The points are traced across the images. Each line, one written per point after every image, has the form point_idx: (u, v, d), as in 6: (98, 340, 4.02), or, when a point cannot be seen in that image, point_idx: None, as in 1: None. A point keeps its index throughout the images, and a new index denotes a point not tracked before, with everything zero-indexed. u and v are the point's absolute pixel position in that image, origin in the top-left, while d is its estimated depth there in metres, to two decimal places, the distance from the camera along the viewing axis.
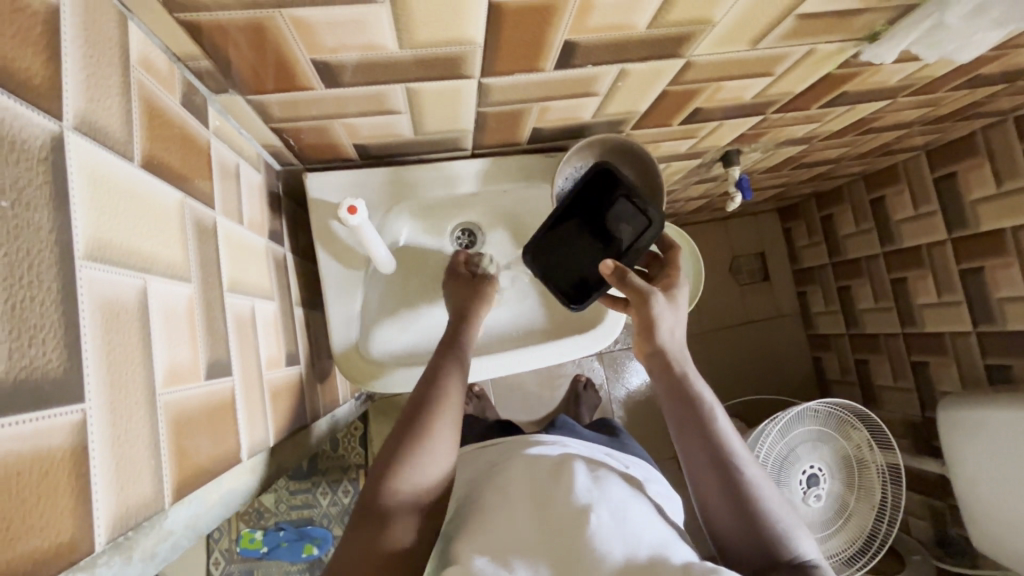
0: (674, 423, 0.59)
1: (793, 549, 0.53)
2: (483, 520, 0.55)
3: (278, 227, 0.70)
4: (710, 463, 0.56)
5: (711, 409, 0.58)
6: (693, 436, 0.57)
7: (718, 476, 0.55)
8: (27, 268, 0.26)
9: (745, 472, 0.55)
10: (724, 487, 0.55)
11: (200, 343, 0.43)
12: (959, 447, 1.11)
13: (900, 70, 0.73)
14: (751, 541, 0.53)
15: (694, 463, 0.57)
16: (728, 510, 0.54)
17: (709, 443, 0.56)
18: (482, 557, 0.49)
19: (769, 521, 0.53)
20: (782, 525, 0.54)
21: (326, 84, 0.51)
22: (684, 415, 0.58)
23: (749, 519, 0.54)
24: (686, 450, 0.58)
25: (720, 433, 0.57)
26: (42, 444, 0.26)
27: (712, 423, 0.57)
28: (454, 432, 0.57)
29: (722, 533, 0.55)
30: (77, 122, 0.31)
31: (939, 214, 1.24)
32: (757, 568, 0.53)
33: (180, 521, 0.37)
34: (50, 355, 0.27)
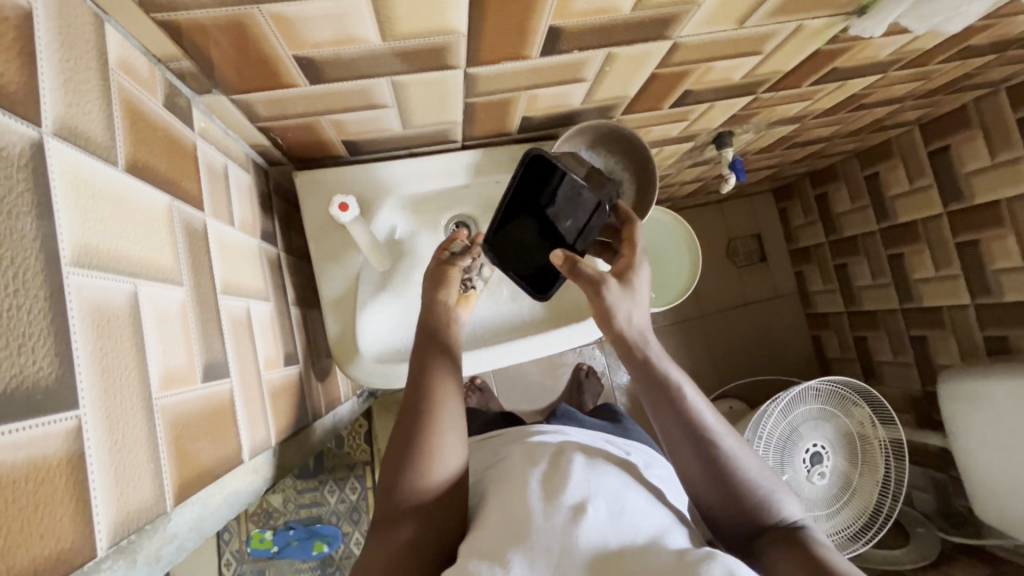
0: (648, 406, 0.59)
1: (778, 511, 0.54)
2: (482, 517, 0.55)
3: (271, 228, 0.70)
4: (685, 441, 0.56)
5: (680, 387, 0.57)
6: (667, 416, 0.57)
7: (697, 456, 0.55)
8: (13, 277, 0.26)
9: (722, 445, 0.55)
10: (705, 465, 0.55)
11: (196, 345, 0.43)
12: (960, 419, 1.11)
13: (890, 44, 0.72)
14: (739, 512, 0.54)
15: (672, 444, 0.57)
16: (709, 486, 0.55)
17: (682, 422, 0.56)
18: (477, 557, 0.49)
19: (750, 488, 0.54)
20: (765, 491, 0.54)
21: (311, 80, 0.51)
22: (655, 398, 0.58)
23: (733, 491, 0.54)
24: (662, 432, 0.58)
25: (694, 409, 0.56)
26: (37, 452, 0.26)
27: (685, 402, 0.57)
28: (461, 427, 0.57)
29: (707, 507, 0.56)
30: (56, 126, 0.31)
31: (933, 187, 1.24)
32: (747, 536, 0.54)
33: (184, 524, 0.37)
34: (41, 364, 0.27)
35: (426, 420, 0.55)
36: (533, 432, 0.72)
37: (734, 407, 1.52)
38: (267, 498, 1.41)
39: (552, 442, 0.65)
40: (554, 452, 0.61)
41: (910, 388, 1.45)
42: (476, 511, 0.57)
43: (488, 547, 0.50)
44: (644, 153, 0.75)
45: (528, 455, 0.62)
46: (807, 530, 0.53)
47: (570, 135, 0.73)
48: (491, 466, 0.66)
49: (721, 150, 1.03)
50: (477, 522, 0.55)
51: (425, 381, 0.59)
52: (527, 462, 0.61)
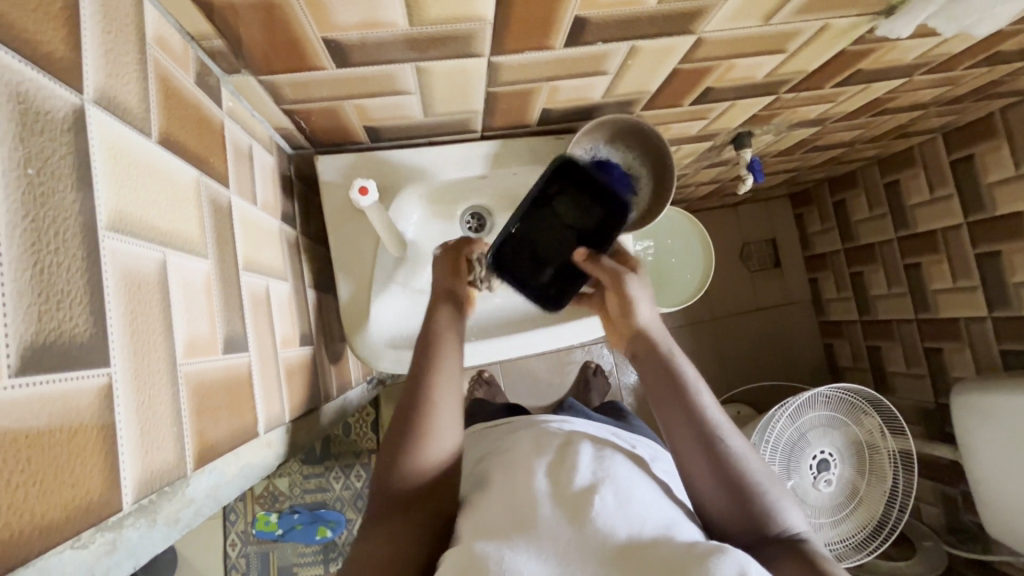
0: (657, 404, 0.59)
1: (781, 521, 0.53)
2: (486, 503, 0.56)
3: (291, 210, 0.71)
4: (693, 440, 0.55)
5: (691, 386, 0.58)
6: (675, 415, 0.57)
7: (701, 454, 0.55)
8: (53, 234, 0.27)
9: (729, 446, 0.55)
10: (712, 465, 0.54)
11: (217, 317, 0.44)
12: (971, 431, 1.10)
13: (917, 46, 0.71)
14: (743, 518, 0.53)
15: (678, 443, 0.57)
16: (711, 485, 0.55)
17: (691, 420, 0.56)
18: (483, 541, 0.49)
19: (756, 494, 0.54)
20: (771, 499, 0.54)
21: (337, 64, 0.52)
22: (665, 395, 0.58)
23: (738, 495, 0.54)
24: (666, 428, 0.58)
25: (703, 409, 0.57)
26: (71, 404, 0.27)
27: (695, 401, 0.57)
28: (458, 407, 0.57)
29: (710, 510, 0.55)
30: (97, 95, 0.32)
31: (955, 197, 1.22)
32: (750, 543, 0.53)
33: (200, 490, 0.38)
34: (77, 321, 0.28)
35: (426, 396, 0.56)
36: (539, 421, 0.72)
37: (742, 412, 1.51)
38: (273, 481, 1.42)
39: (558, 432, 0.65)
40: (560, 443, 0.62)
41: (922, 400, 1.43)
42: (479, 495, 0.58)
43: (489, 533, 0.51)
44: (648, 130, 0.74)
45: (533, 445, 0.63)
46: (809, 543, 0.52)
47: (574, 137, 0.74)
48: (494, 454, 0.67)
49: (740, 151, 1.03)
50: (480, 507, 0.55)
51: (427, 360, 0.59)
52: (531, 452, 0.61)
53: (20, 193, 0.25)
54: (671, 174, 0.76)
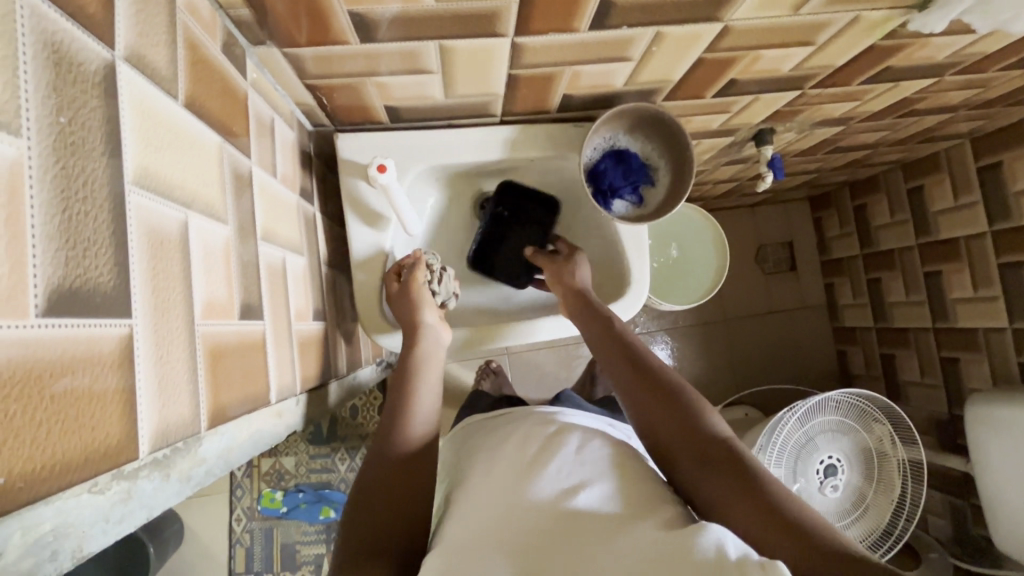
0: (606, 363, 0.68)
1: (720, 435, 0.56)
2: (477, 493, 0.57)
3: (309, 187, 0.71)
4: (633, 380, 0.63)
5: (631, 342, 0.68)
6: (618, 364, 0.66)
7: (642, 389, 0.62)
8: (82, 183, 0.27)
9: (664, 378, 0.62)
10: (652, 395, 0.61)
11: (235, 283, 0.44)
12: (984, 443, 1.08)
13: (950, 43, 0.70)
14: (684, 436, 0.57)
15: (622, 386, 0.64)
16: (654, 418, 0.59)
17: (630, 364, 0.65)
18: (460, 551, 0.49)
19: (693, 412, 0.58)
20: (709, 418, 0.58)
21: (362, 38, 0.52)
22: (610, 349, 0.68)
23: (676, 415, 0.58)
24: (615, 379, 0.65)
25: (639, 354, 0.66)
26: (93, 350, 0.27)
27: (634, 351, 0.66)
28: (437, 383, 0.66)
29: (660, 441, 0.59)
30: (127, 52, 0.32)
31: (980, 204, 1.20)
32: (697, 464, 0.55)
33: (212, 451, 0.39)
34: (102, 271, 0.28)
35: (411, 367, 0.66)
36: (538, 408, 0.72)
37: (750, 414, 1.50)
38: (280, 459, 1.44)
39: (548, 422, 0.66)
40: (550, 433, 0.63)
41: (935, 410, 1.41)
42: (470, 485, 0.59)
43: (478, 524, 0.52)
44: (670, 121, 0.72)
45: (523, 435, 0.64)
46: (757, 466, 0.53)
47: (594, 126, 0.74)
48: (485, 442, 0.68)
49: (761, 148, 1.01)
50: (471, 497, 0.56)
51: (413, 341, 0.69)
52: (520, 443, 0.62)
53: (52, 141, 0.26)
54: (690, 167, 0.75)
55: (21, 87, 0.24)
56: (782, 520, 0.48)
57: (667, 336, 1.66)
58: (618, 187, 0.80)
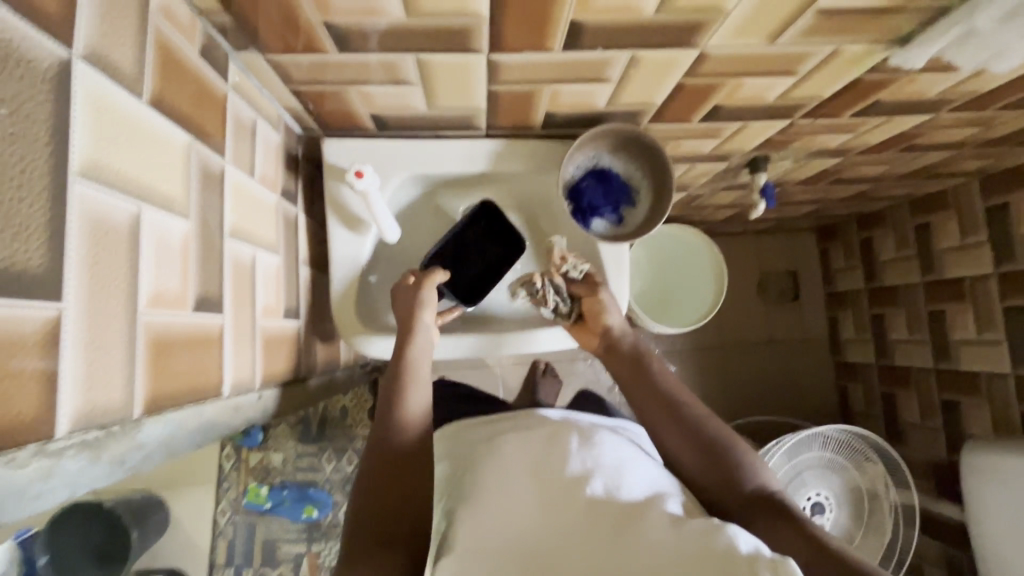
0: (637, 395, 0.73)
1: (750, 476, 0.64)
2: (488, 496, 0.59)
3: (292, 188, 0.73)
4: (669, 418, 0.69)
5: (662, 373, 0.74)
6: (650, 398, 0.72)
7: (680, 437, 0.68)
8: (19, 172, 0.29)
9: (696, 414, 0.69)
10: (688, 434, 0.67)
11: (191, 276, 0.46)
12: (978, 491, 1.04)
13: (939, 80, 0.69)
14: (720, 476, 0.64)
15: (659, 423, 0.70)
16: (695, 465, 0.66)
17: (664, 400, 0.71)
18: (498, 547, 0.54)
19: (726, 452, 0.65)
20: (740, 456, 0.65)
21: (339, 47, 0.54)
22: (642, 381, 0.74)
23: (711, 455, 0.65)
24: (648, 424, 0.71)
25: (672, 389, 0.72)
26: (14, 329, 0.29)
27: (666, 386, 0.72)
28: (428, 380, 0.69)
29: (699, 480, 0.66)
30: (85, 52, 0.34)
31: (986, 244, 1.17)
32: (736, 503, 0.63)
33: (153, 437, 0.40)
34: (32, 255, 0.30)
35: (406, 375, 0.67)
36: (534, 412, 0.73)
37: None
38: (267, 455, 1.46)
39: (545, 423, 0.69)
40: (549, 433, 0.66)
41: (934, 454, 1.36)
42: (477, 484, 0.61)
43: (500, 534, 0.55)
44: (652, 142, 0.73)
45: (521, 436, 0.66)
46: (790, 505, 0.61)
47: (576, 143, 0.75)
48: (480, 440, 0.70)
49: (754, 174, 1.01)
50: (483, 500, 0.59)
51: (406, 353, 0.69)
52: (520, 447, 0.65)
53: None
54: (669, 190, 0.76)
55: None
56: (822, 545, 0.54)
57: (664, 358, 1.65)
58: (598, 206, 0.81)
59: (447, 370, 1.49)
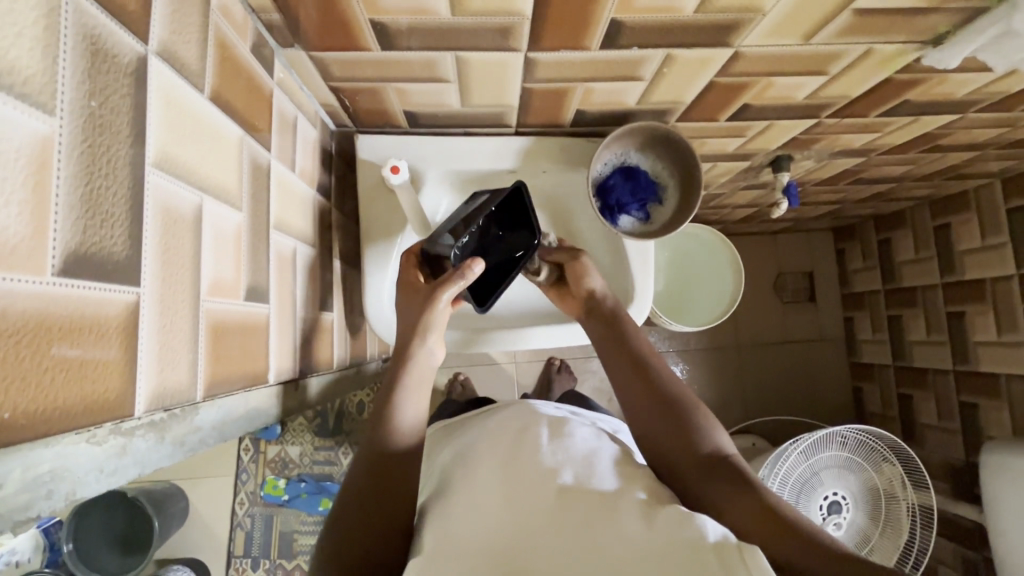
0: (604, 354, 0.72)
1: (708, 441, 0.62)
2: (468, 485, 0.62)
3: (326, 183, 0.75)
4: (633, 378, 0.68)
5: (631, 335, 0.73)
6: (616, 357, 0.71)
7: (647, 399, 0.66)
8: (106, 161, 0.31)
9: (660, 375, 0.68)
10: (649, 394, 0.66)
11: (244, 266, 0.47)
12: (998, 493, 1.04)
13: (970, 80, 0.69)
14: (677, 437, 0.63)
15: (621, 380, 0.69)
16: (657, 429, 0.64)
17: (630, 360, 0.70)
18: (472, 531, 0.56)
19: (686, 414, 0.64)
20: (699, 421, 0.64)
21: (381, 45, 0.55)
22: (610, 341, 0.73)
23: (671, 416, 0.64)
24: (617, 383, 0.70)
25: (640, 350, 0.71)
26: (102, 311, 0.30)
27: (634, 347, 0.71)
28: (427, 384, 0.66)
29: (655, 439, 0.65)
30: (159, 48, 0.36)
31: (1009, 246, 1.17)
32: (690, 466, 0.61)
33: (208, 420, 0.42)
34: (117, 241, 0.31)
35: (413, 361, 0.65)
36: (519, 404, 0.77)
37: (757, 443, 1.47)
38: (286, 448, 1.48)
39: (518, 419, 0.73)
40: (519, 428, 0.70)
41: (952, 456, 1.36)
42: (458, 474, 0.64)
43: (476, 519, 0.57)
44: (681, 140, 0.73)
45: (494, 432, 0.70)
46: (747, 475, 0.59)
47: (606, 140, 0.76)
48: (459, 437, 0.74)
49: (777, 174, 1.01)
50: (464, 487, 0.62)
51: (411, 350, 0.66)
52: (495, 441, 0.68)
53: (83, 121, 0.29)
54: (696, 191, 0.76)
55: (59, 73, 0.28)
56: (779, 523, 0.53)
57: (679, 358, 1.65)
58: (626, 204, 0.82)
59: (462, 367, 1.50)
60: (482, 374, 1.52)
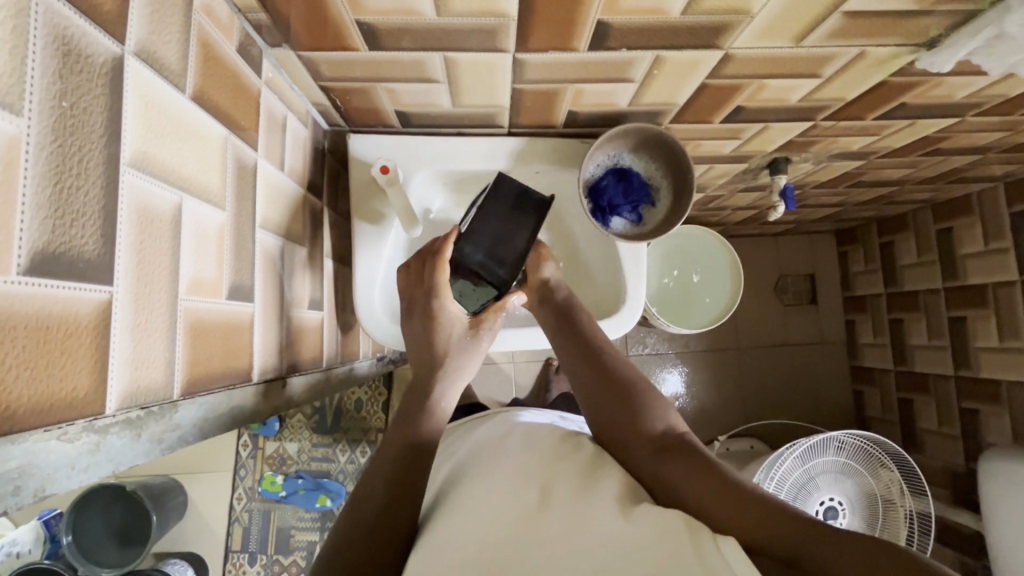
0: (560, 343, 0.75)
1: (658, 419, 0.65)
2: (456, 489, 0.65)
3: (318, 182, 0.75)
4: (586, 362, 0.71)
5: (586, 322, 0.75)
6: (571, 344, 0.74)
7: (598, 388, 0.69)
8: (77, 161, 0.31)
9: (612, 361, 0.71)
10: (602, 378, 0.69)
11: (226, 264, 0.47)
12: (996, 501, 1.03)
13: (967, 83, 0.69)
14: (629, 415, 0.66)
15: (576, 366, 0.72)
16: (610, 415, 0.67)
17: (584, 346, 0.73)
18: (457, 532, 0.57)
19: (637, 395, 0.67)
20: (649, 401, 0.67)
21: (369, 45, 0.55)
22: (566, 328, 0.75)
23: (623, 396, 0.67)
24: (574, 375, 0.73)
25: (594, 336, 0.74)
26: (71, 310, 0.31)
27: (588, 334, 0.74)
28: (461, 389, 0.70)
29: (609, 421, 0.67)
30: (137, 48, 0.36)
31: (1011, 251, 1.15)
32: (641, 443, 0.64)
33: (188, 418, 0.42)
34: (88, 240, 0.32)
35: (438, 390, 0.67)
36: (501, 414, 0.83)
37: (754, 446, 1.46)
38: (284, 444, 1.49)
39: (501, 430, 0.77)
40: (500, 436, 0.75)
41: (952, 462, 1.35)
42: (450, 483, 0.68)
43: (461, 513, 0.59)
44: (673, 142, 0.73)
45: (478, 445, 0.74)
46: (696, 447, 0.62)
47: (596, 142, 0.75)
48: (452, 449, 0.78)
49: (774, 176, 1.00)
50: (453, 491, 0.65)
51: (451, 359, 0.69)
52: (479, 451, 0.72)
53: (54, 120, 0.29)
54: (688, 195, 0.76)
55: (28, 74, 0.28)
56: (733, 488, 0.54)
57: (677, 360, 1.64)
58: (617, 205, 0.81)
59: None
60: (479, 374, 1.52)
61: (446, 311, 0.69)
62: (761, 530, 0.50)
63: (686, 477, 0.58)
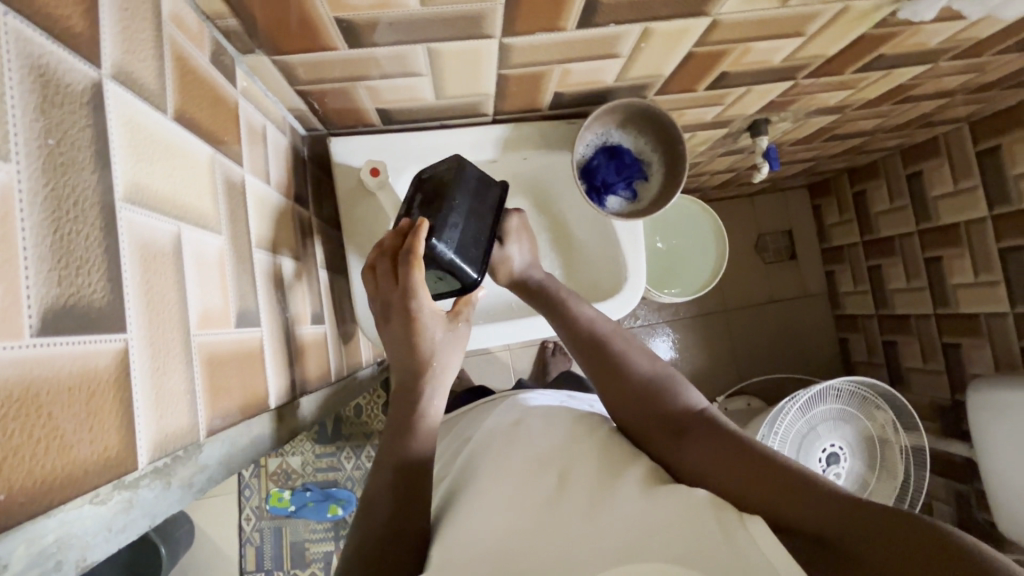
0: (563, 335, 0.72)
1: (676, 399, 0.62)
2: (476, 478, 0.65)
3: (303, 191, 0.72)
4: (591, 350, 0.68)
5: (584, 310, 0.72)
6: (574, 333, 0.71)
7: (608, 377, 0.66)
8: (72, 204, 0.28)
9: (618, 345, 0.68)
10: (609, 364, 0.66)
11: (230, 291, 0.45)
12: (986, 429, 1.07)
13: (942, 30, 0.69)
14: (643, 399, 0.63)
15: (583, 355, 0.69)
16: (626, 403, 0.64)
17: (587, 334, 0.70)
18: (484, 522, 0.56)
19: (649, 378, 0.64)
20: (662, 382, 0.64)
21: (348, 43, 0.52)
22: (565, 318, 0.72)
23: (634, 381, 0.64)
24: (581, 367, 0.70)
25: (596, 323, 0.71)
26: (90, 365, 0.29)
27: (589, 321, 0.71)
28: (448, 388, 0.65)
29: (625, 408, 0.64)
30: (114, 71, 0.33)
31: (980, 189, 1.19)
32: (663, 427, 0.60)
33: (213, 457, 0.39)
34: (94, 287, 0.29)
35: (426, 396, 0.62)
36: (510, 396, 0.83)
37: (751, 403, 1.49)
38: (286, 459, 1.46)
39: (511, 415, 0.76)
40: (512, 423, 0.74)
41: (938, 396, 1.41)
42: (467, 473, 0.68)
43: (486, 504, 0.59)
44: (662, 113, 0.72)
45: (490, 433, 0.74)
46: (718, 423, 0.58)
47: (587, 121, 0.74)
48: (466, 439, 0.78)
49: (756, 138, 1.01)
50: (473, 483, 0.64)
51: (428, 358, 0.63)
52: (492, 439, 0.72)
53: (42, 162, 0.27)
54: (682, 166, 0.75)
55: (8, 112, 0.25)
56: (757, 459, 0.51)
57: (668, 327, 1.67)
58: (611, 184, 0.80)
59: None
60: (477, 365, 1.51)
61: (425, 311, 0.61)
62: (783, 505, 0.46)
63: (710, 455, 0.54)
